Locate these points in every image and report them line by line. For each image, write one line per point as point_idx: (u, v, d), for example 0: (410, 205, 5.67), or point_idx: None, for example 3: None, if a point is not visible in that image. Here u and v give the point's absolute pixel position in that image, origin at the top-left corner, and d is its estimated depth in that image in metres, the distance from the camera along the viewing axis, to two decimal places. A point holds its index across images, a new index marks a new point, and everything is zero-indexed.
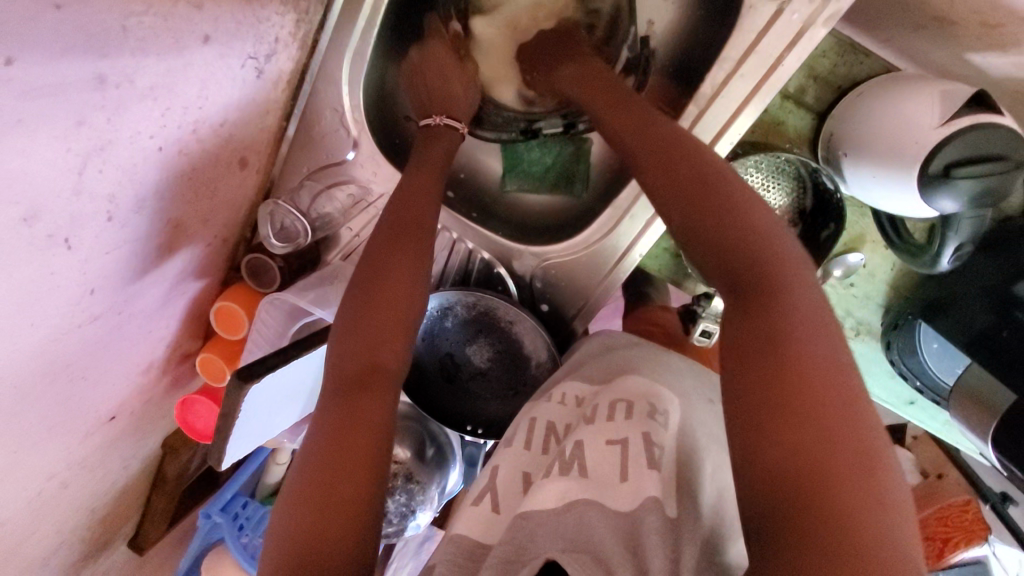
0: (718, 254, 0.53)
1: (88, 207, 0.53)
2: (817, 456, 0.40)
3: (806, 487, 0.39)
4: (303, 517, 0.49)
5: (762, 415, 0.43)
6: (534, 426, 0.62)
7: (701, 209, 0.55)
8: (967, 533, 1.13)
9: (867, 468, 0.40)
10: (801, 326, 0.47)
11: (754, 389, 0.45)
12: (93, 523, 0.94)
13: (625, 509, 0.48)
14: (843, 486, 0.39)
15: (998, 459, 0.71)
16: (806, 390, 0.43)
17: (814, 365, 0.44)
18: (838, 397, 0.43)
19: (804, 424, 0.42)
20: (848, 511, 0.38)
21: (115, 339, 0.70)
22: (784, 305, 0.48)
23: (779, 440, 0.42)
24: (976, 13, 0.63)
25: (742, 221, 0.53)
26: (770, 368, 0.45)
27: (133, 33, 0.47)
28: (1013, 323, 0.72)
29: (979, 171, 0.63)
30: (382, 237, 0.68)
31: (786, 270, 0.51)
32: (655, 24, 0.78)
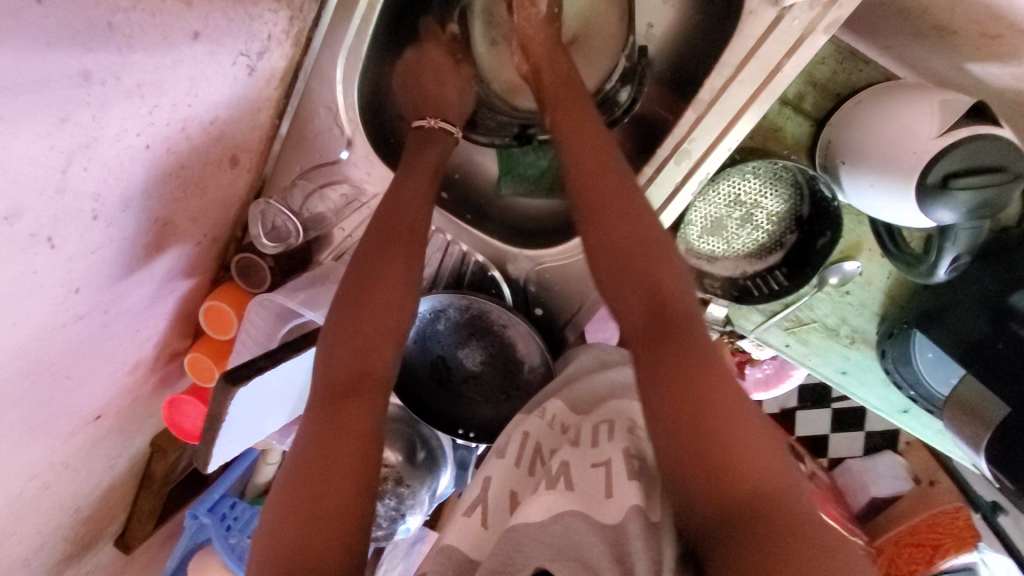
0: (632, 284, 0.59)
1: (73, 206, 0.52)
2: (736, 455, 0.46)
3: (735, 486, 0.45)
4: (289, 521, 0.48)
5: (686, 435, 0.48)
6: (525, 442, 0.61)
7: (623, 244, 0.60)
8: (958, 540, 1.12)
9: (777, 464, 0.47)
10: (703, 346, 0.53)
11: (675, 412, 0.49)
12: (78, 523, 0.92)
13: (609, 522, 0.46)
14: (762, 476, 0.45)
15: (992, 472, 0.70)
16: (716, 406, 0.49)
17: (717, 380, 0.51)
18: (740, 406, 0.50)
19: (722, 436, 0.47)
20: (777, 510, 0.43)
21: (101, 339, 0.69)
22: (679, 319, 0.56)
23: (701, 449, 0.47)
24: (976, 24, 0.63)
25: (652, 255, 0.59)
26: (681, 384, 0.51)
27: (120, 29, 0.46)
28: (1007, 335, 0.72)
29: (977, 182, 0.62)
30: (371, 241, 0.68)
31: (683, 297, 0.58)
32: (654, 27, 0.78)
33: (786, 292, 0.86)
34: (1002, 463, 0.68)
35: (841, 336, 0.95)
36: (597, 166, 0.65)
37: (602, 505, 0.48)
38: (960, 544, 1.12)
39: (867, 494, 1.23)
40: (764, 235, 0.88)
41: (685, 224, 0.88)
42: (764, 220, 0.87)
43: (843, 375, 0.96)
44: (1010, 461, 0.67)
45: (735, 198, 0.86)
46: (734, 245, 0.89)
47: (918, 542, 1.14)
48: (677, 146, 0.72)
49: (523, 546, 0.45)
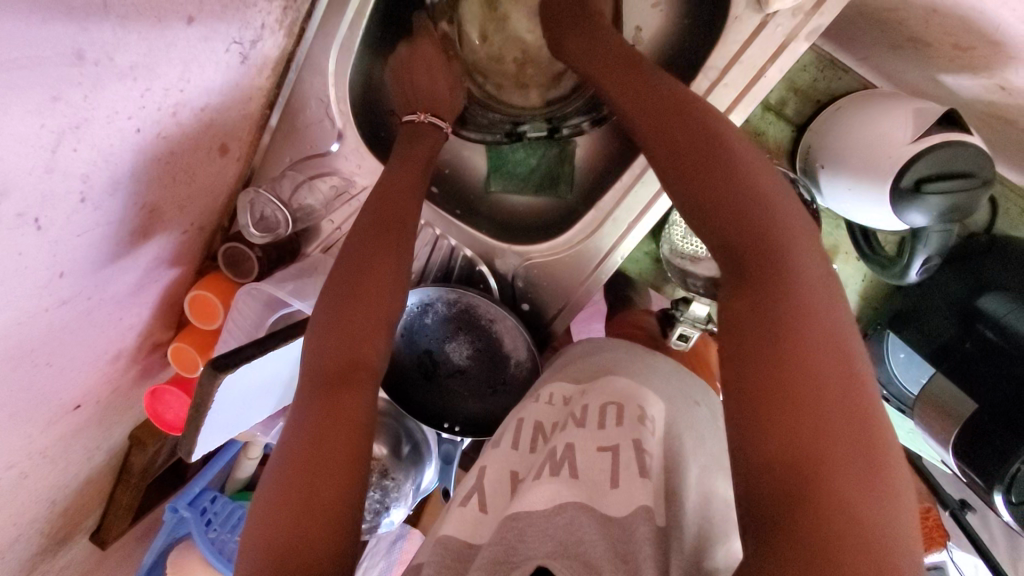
0: (724, 241, 0.52)
1: (60, 186, 0.51)
2: (817, 447, 0.40)
3: (803, 477, 0.39)
4: (279, 509, 0.49)
5: (760, 402, 0.43)
6: (522, 425, 0.64)
7: (707, 198, 0.53)
8: (929, 540, 1.19)
9: (868, 464, 0.39)
10: (805, 309, 0.46)
11: (755, 375, 0.45)
12: (53, 516, 0.91)
13: (616, 516, 0.48)
14: (843, 477, 0.39)
15: (958, 466, 0.73)
16: (803, 376, 0.43)
17: (819, 349, 0.44)
18: (838, 380, 0.42)
19: (804, 412, 0.41)
20: (838, 501, 0.38)
21: (83, 325, 0.68)
22: (789, 288, 0.48)
23: (778, 428, 0.42)
24: (949, 36, 0.66)
25: (755, 207, 0.51)
26: (776, 361, 0.44)
27: (114, 9, 0.46)
28: (975, 336, 0.75)
29: (947, 187, 0.65)
30: (362, 232, 0.68)
31: (791, 254, 0.49)
32: (642, 30, 0.77)
33: None
34: (969, 457, 0.70)
35: None
36: (670, 117, 0.58)
37: (606, 495, 0.50)
38: (931, 545, 1.18)
39: None
40: None
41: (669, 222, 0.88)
42: None
43: None
44: (975, 455, 0.70)
45: None
46: None
47: None
48: None
49: (527, 538, 0.46)
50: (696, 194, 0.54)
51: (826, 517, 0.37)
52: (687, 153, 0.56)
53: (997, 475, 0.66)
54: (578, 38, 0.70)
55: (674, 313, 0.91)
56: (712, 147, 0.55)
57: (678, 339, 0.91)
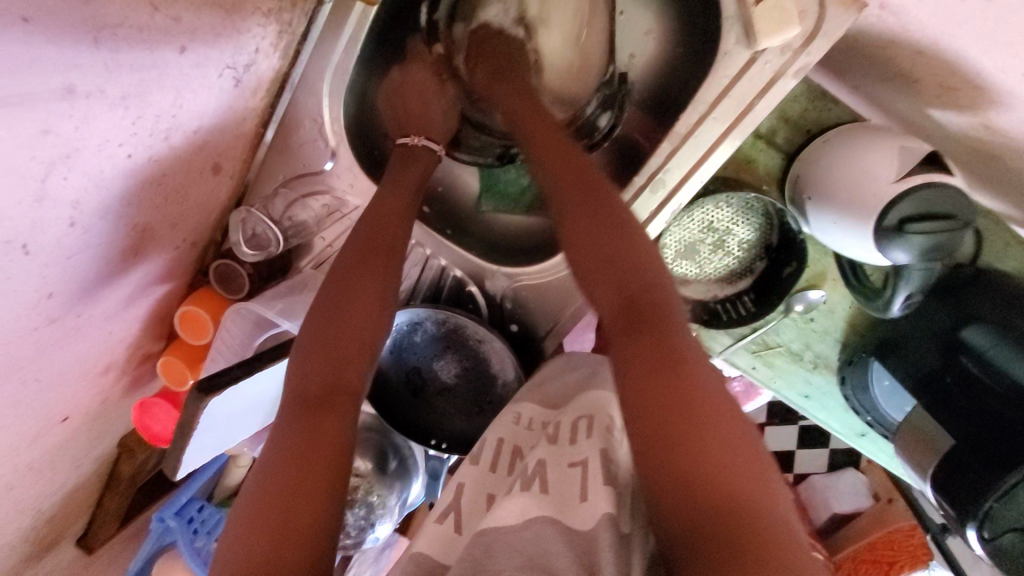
0: (614, 291, 0.58)
1: (50, 214, 0.52)
2: (715, 460, 0.44)
3: (711, 493, 0.43)
4: (252, 530, 0.49)
5: (659, 432, 0.47)
6: (501, 446, 0.65)
7: (592, 242, 0.61)
8: (912, 557, 1.18)
9: (755, 471, 0.44)
10: (679, 346, 0.53)
11: (645, 408, 0.49)
12: (40, 523, 0.91)
13: (581, 529, 0.48)
14: (742, 486, 0.43)
15: (935, 496, 0.74)
16: (690, 403, 0.48)
17: (696, 378, 0.50)
18: (718, 405, 0.48)
19: (696, 430, 0.46)
20: (747, 508, 0.41)
21: (72, 341, 0.69)
22: (663, 321, 0.55)
23: (680, 448, 0.45)
24: (935, 75, 0.67)
25: (632, 262, 0.59)
26: (665, 387, 0.49)
27: (105, 44, 0.47)
28: (957, 369, 0.76)
29: (930, 228, 0.66)
30: (351, 253, 0.69)
31: (659, 292, 0.57)
32: (636, 57, 0.80)
33: (752, 317, 0.89)
34: (944, 489, 0.72)
35: (805, 361, 0.99)
36: (573, 173, 0.66)
37: (575, 509, 0.50)
38: (914, 561, 1.17)
39: (828, 511, 1.33)
40: (735, 260, 0.92)
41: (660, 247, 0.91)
42: (735, 247, 0.91)
43: (805, 398, 0.99)
44: (951, 488, 0.71)
45: (709, 225, 0.89)
46: (705, 269, 0.93)
47: (877, 558, 1.21)
48: (654, 174, 0.74)
49: (500, 548, 0.46)
50: (584, 243, 0.62)
51: (744, 527, 0.40)
52: (582, 206, 0.64)
53: (971, 511, 0.67)
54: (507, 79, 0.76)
55: None
56: (607, 209, 0.63)
57: None
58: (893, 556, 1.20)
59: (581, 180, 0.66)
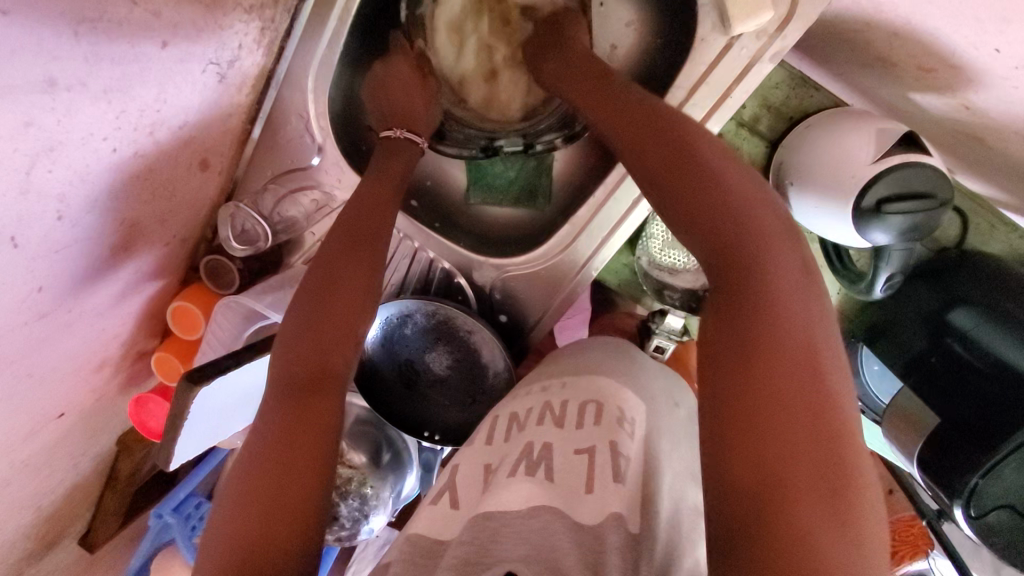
0: (712, 262, 0.52)
1: (36, 207, 0.53)
2: (782, 470, 0.41)
3: (768, 498, 0.40)
4: (244, 500, 0.51)
5: (733, 426, 0.44)
6: (496, 422, 0.66)
7: (681, 196, 0.54)
8: (912, 548, 1.21)
9: (832, 490, 0.40)
10: (782, 329, 0.46)
11: (730, 399, 0.45)
12: (39, 521, 0.92)
13: (587, 522, 0.48)
14: (805, 504, 0.39)
15: (924, 477, 0.74)
16: (778, 400, 0.43)
17: (796, 372, 0.44)
18: (813, 405, 0.43)
19: (769, 432, 0.42)
20: (798, 523, 0.39)
21: (63, 337, 0.70)
22: (767, 300, 0.48)
23: (747, 445, 0.42)
24: (912, 57, 0.67)
25: (735, 221, 0.51)
26: (750, 380, 0.45)
27: (85, 38, 0.48)
28: (942, 350, 0.76)
29: (907, 206, 0.67)
30: (337, 239, 0.70)
31: (773, 266, 0.49)
32: (618, 48, 0.80)
33: None
34: (930, 468, 0.72)
35: None
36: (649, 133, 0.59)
37: (581, 502, 0.50)
38: (915, 551, 1.21)
39: None
40: None
41: (647, 235, 0.92)
42: None
43: None
44: (936, 467, 0.71)
45: None
46: None
47: None
48: None
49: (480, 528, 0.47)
50: (675, 199, 0.55)
51: (794, 541, 0.38)
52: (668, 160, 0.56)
53: (956, 489, 0.67)
54: (551, 59, 0.73)
55: (650, 324, 0.92)
56: (702, 159, 0.55)
57: (655, 351, 0.92)
58: (893, 546, 1.23)
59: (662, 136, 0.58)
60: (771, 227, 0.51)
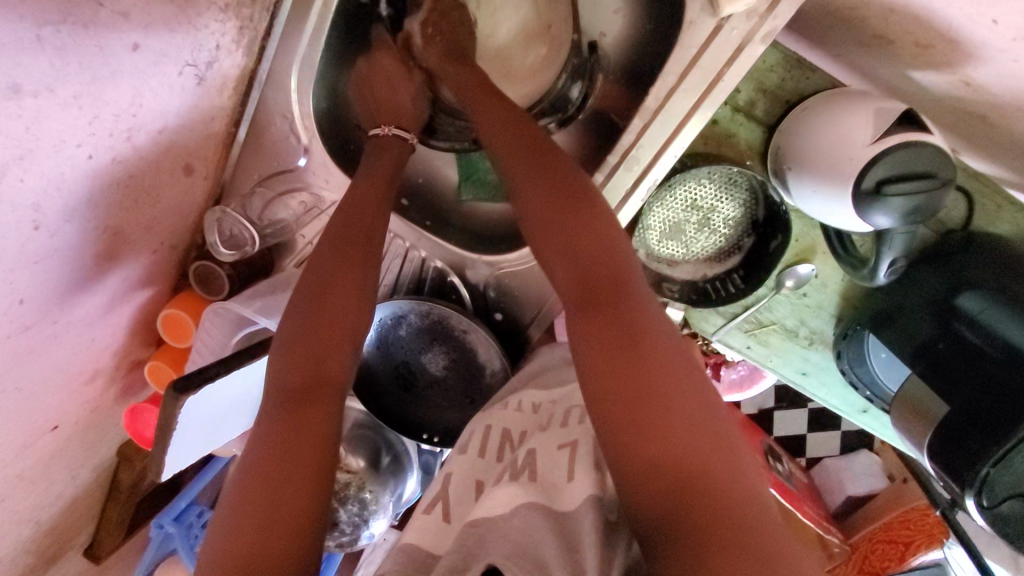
0: (579, 271, 0.57)
1: (10, 217, 0.52)
2: (678, 442, 0.45)
3: (676, 475, 0.43)
4: (238, 517, 0.49)
5: (627, 422, 0.47)
6: (489, 433, 0.65)
7: (551, 212, 0.60)
8: (927, 537, 1.15)
9: (721, 449, 0.45)
10: (643, 324, 0.53)
11: (614, 396, 0.48)
12: (39, 535, 0.91)
13: (568, 510, 0.49)
14: (707, 470, 0.43)
15: (933, 467, 0.72)
16: (658, 387, 0.48)
17: (664, 359, 0.50)
18: (687, 383, 0.48)
19: (655, 414, 0.46)
20: (706, 487, 0.42)
21: (51, 348, 0.69)
22: (619, 299, 0.54)
23: (638, 434, 0.46)
24: (909, 33, 0.65)
25: (589, 237, 0.58)
26: (621, 373, 0.49)
27: (49, 43, 0.47)
28: (951, 335, 0.73)
29: (910, 187, 0.64)
30: (328, 247, 0.68)
31: (619, 272, 0.57)
32: (605, 35, 0.79)
33: (741, 294, 0.88)
34: (943, 460, 0.69)
35: (800, 338, 0.96)
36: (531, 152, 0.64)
37: (562, 493, 0.51)
38: (931, 541, 1.15)
39: (844, 494, 1.31)
40: (721, 239, 0.89)
41: (643, 227, 0.89)
42: (721, 224, 0.89)
43: (803, 376, 0.98)
44: (946, 456, 0.69)
45: (692, 203, 0.87)
46: (693, 249, 0.90)
47: (891, 537, 1.20)
48: (626, 151, 0.74)
49: (483, 540, 0.46)
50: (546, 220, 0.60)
51: (712, 506, 0.41)
52: (540, 179, 0.62)
53: (968, 479, 0.65)
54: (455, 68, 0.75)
55: None
56: (562, 179, 0.62)
57: None
58: (908, 535, 1.18)
59: (536, 158, 0.64)
60: (615, 234, 0.59)
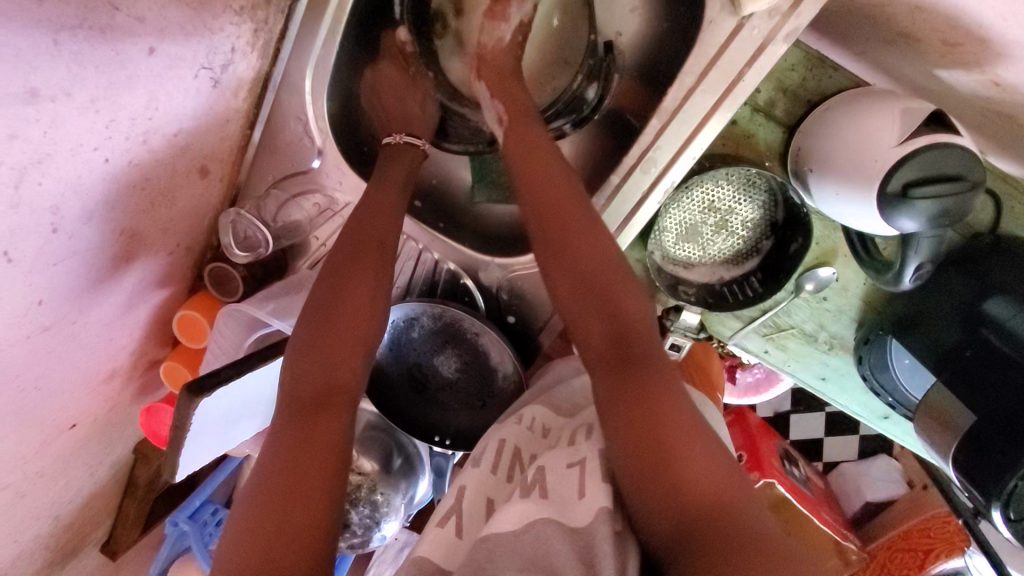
0: (602, 322, 0.59)
1: (28, 220, 0.52)
2: (705, 485, 0.48)
3: (707, 514, 0.46)
4: (253, 523, 0.49)
5: (652, 470, 0.49)
6: (502, 449, 0.63)
7: (572, 261, 0.62)
8: (947, 544, 1.14)
9: (744, 491, 0.48)
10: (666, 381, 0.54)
11: (636, 444, 0.51)
12: (57, 532, 0.93)
13: (580, 526, 0.47)
14: (735, 509, 0.47)
15: (958, 478, 0.70)
16: (677, 434, 0.51)
17: (686, 414, 0.53)
18: (707, 434, 0.52)
19: (680, 461, 0.49)
20: (736, 523, 0.45)
21: (70, 348, 0.69)
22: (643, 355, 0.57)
23: (667, 479, 0.48)
24: (936, 32, 0.63)
25: (612, 284, 0.60)
26: (645, 423, 0.52)
27: (66, 47, 0.47)
28: (978, 342, 0.71)
29: (936, 191, 0.63)
30: (342, 251, 0.68)
31: (641, 322, 0.59)
32: (622, 34, 0.75)
33: (760, 297, 0.86)
34: (966, 470, 0.67)
35: (819, 343, 0.94)
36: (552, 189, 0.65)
37: (573, 506, 0.50)
38: (950, 548, 1.13)
39: (861, 499, 1.28)
40: (740, 240, 0.88)
41: (659, 229, 0.87)
42: (739, 226, 0.87)
43: (822, 380, 0.96)
44: (971, 467, 0.67)
45: (709, 204, 0.86)
46: (710, 251, 0.89)
47: (911, 545, 1.18)
48: (644, 153, 0.73)
49: (498, 556, 0.45)
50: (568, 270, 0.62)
51: (745, 538, 0.44)
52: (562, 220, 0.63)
53: (994, 491, 0.63)
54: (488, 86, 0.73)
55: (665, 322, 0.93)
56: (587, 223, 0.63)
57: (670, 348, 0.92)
58: (927, 543, 1.16)
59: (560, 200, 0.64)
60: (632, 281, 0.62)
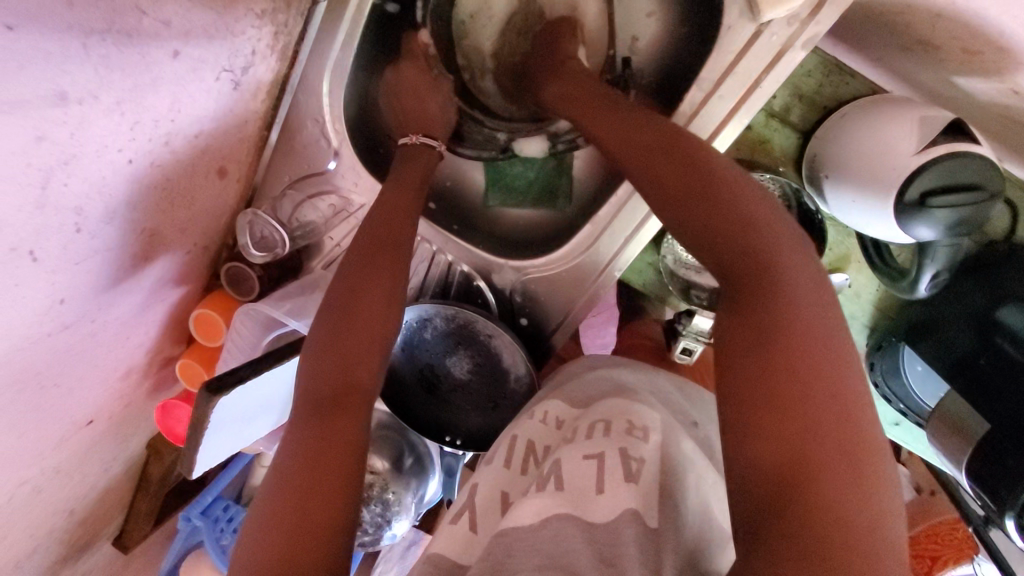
0: (723, 256, 0.53)
1: (54, 220, 0.53)
2: (803, 449, 0.42)
3: (790, 480, 0.41)
4: (271, 521, 0.50)
5: (761, 416, 0.44)
6: (515, 444, 0.64)
7: (681, 195, 0.56)
8: (957, 551, 1.17)
9: (856, 472, 0.41)
10: (799, 333, 0.47)
11: (748, 388, 0.46)
12: (72, 525, 0.94)
13: (600, 522, 0.47)
14: (828, 482, 0.40)
15: (971, 487, 0.69)
16: (796, 387, 0.44)
17: (816, 368, 0.45)
18: (835, 397, 0.44)
19: (788, 416, 0.43)
20: (820, 499, 0.40)
21: (88, 346, 0.70)
22: (779, 292, 0.49)
23: (766, 435, 0.44)
24: (954, 39, 0.63)
25: (737, 215, 0.53)
26: (761, 368, 0.46)
27: (95, 51, 0.48)
28: (992, 350, 0.71)
29: (953, 200, 0.63)
30: (356, 253, 0.69)
31: (781, 258, 0.51)
32: (638, 39, 0.79)
33: None
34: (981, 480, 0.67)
35: None
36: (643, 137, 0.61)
37: (590, 503, 0.50)
38: (959, 554, 1.17)
39: None
40: None
41: None
42: None
43: None
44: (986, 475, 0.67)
45: None
46: None
47: (919, 552, 1.18)
48: None
49: (515, 554, 0.46)
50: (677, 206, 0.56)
51: (823, 520, 0.39)
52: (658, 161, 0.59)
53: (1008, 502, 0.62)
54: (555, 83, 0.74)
55: (677, 326, 0.92)
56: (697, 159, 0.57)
57: (682, 352, 0.92)
58: (936, 550, 1.18)
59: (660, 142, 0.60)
60: (769, 216, 0.53)
